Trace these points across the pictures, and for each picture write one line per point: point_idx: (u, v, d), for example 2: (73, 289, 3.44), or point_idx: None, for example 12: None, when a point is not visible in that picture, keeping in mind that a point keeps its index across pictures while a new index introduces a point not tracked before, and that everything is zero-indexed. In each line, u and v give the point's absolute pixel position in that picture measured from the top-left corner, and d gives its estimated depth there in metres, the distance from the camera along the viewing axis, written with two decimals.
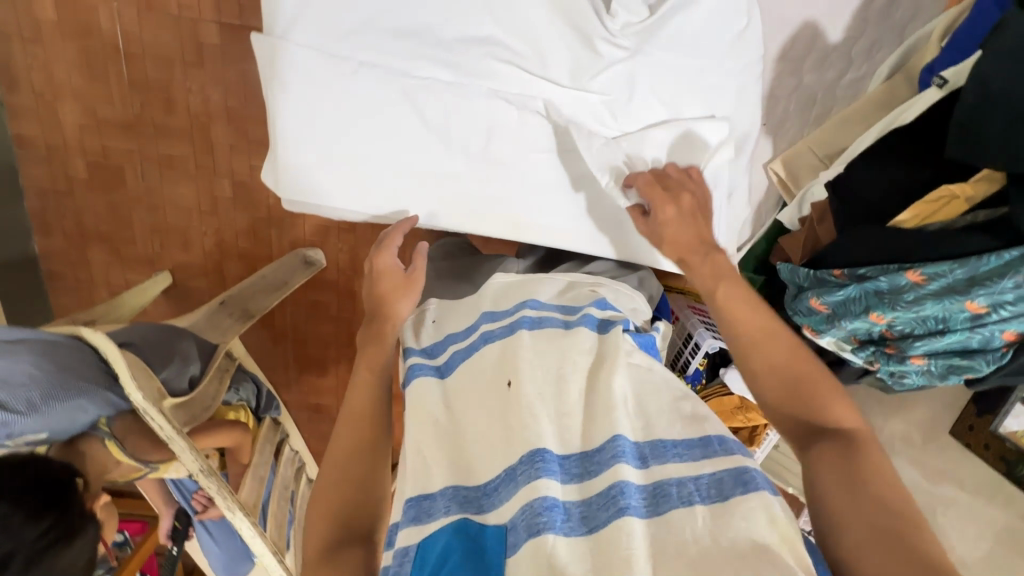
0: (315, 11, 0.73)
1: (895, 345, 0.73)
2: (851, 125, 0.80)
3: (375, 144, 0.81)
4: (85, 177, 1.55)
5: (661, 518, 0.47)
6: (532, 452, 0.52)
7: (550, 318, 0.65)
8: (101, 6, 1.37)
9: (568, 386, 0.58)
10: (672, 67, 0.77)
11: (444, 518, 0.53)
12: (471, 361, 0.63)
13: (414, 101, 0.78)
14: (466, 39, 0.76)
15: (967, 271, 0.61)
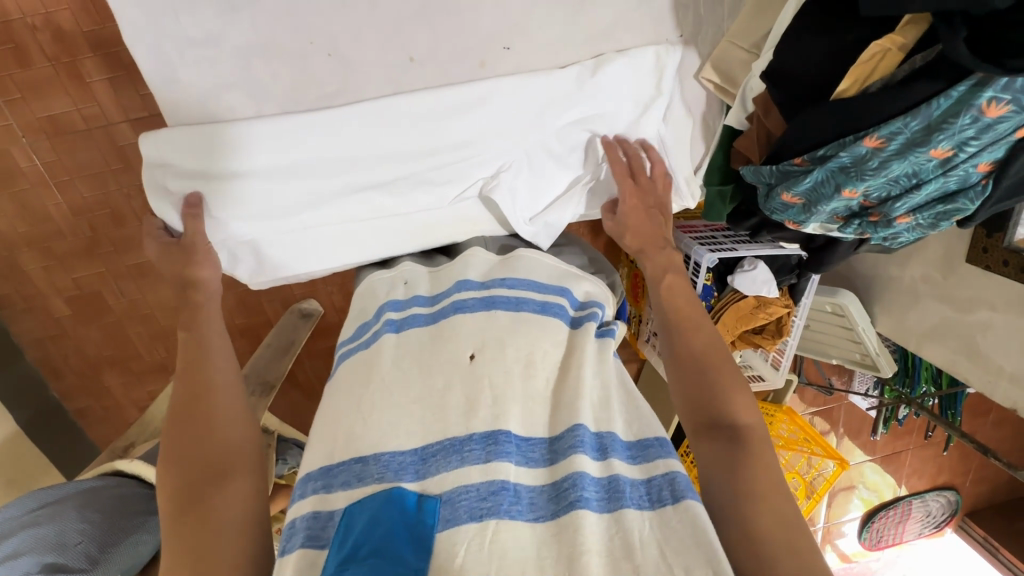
0: (185, 77, 0.70)
1: (877, 212, 0.71)
2: (768, 8, 0.76)
3: (306, 175, 0.78)
4: (70, 313, 1.55)
5: (617, 514, 0.56)
6: (495, 432, 0.60)
7: (527, 299, 0.73)
8: (13, 147, 1.29)
9: (534, 350, 0.68)
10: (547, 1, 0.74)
11: (377, 486, 0.58)
12: (437, 329, 0.72)
13: (320, 126, 0.75)
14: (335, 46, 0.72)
15: (921, 122, 0.58)
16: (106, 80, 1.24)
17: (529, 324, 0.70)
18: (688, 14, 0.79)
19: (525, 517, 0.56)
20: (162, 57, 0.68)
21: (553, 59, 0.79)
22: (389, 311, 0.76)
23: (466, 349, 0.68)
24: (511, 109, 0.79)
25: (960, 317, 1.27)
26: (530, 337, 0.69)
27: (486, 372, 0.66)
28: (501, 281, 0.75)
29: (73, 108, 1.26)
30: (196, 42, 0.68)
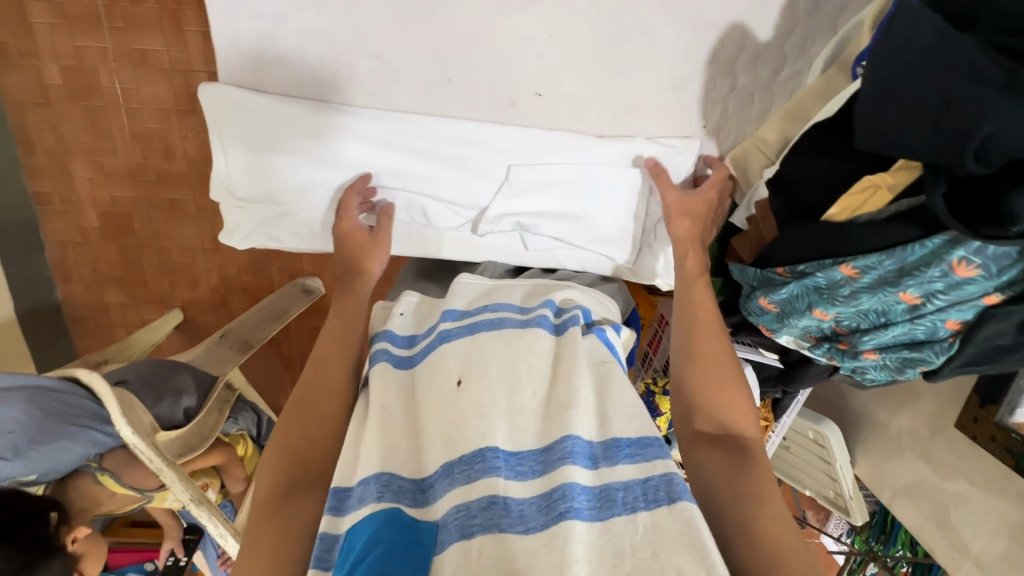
0: (247, 43, 0.77)
1: (847, 341, 0.71)
2: (790, 125, 0.78)
3: (327, 159, 0.83)
4: (98, 227, 1.65)
5: (609, 523, 0.52)
6: (483, 449, 0.56)
7: (509, 318, 0.69)
8: (100, 67, 1.42)
9: (517, 372, 0.63)
10: (584, 63, 0.79)
11: (377, 505, 0.56)
12: (426, 362, 0.67)
13: (356, 120, 0.81)
14: (389, 52, 0.78)
15: (895, 262, 0.59)
16: (199, 33, 1.37)
17: (508, 343, 0.65)
18: (715, 109, 0.83)
19: (517, 530, 0.51)
20: (233, 24, 0.76)
21: (576, 122, 0.84)
22: (385, 343, 0.72)
23: (453, 375, 0.63)
24: (527, 149, 0.84)
25: (937, 482, 1.22)
26: (513, 348, 0.65)
27: (474, 397, 0.61)
28: (484, 306, 0.72)
29: (163, 49, 1.38)
30: (263, 16, 0.75)
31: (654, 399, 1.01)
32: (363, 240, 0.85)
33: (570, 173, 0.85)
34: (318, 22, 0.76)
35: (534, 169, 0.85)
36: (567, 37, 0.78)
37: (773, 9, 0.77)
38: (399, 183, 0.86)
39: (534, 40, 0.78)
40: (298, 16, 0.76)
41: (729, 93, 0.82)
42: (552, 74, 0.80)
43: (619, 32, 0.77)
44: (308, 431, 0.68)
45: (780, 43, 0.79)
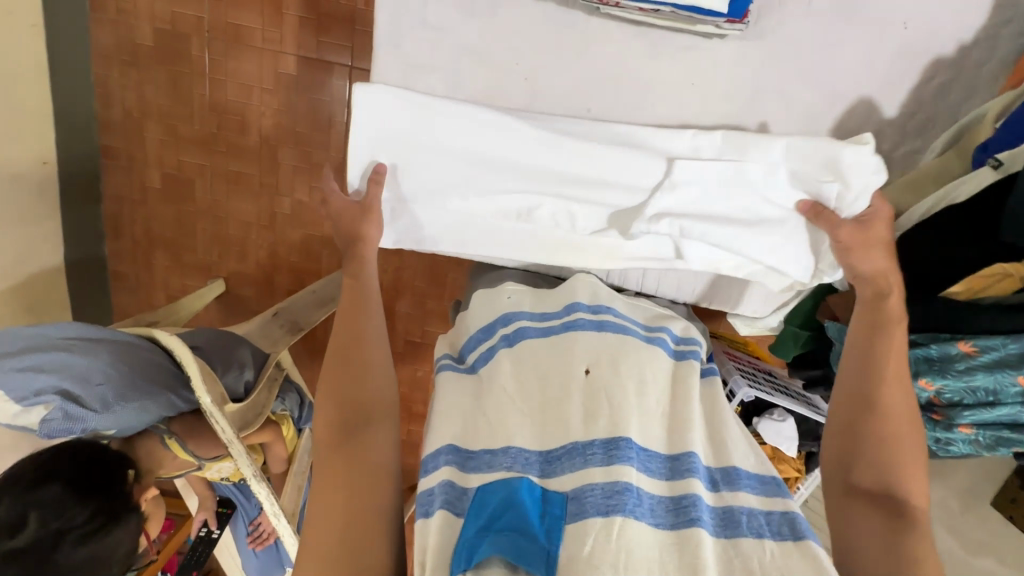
0: (408, 46, 0.80)
1: (941, 413, 0.74)
2: (904, 199, 0.84)
3: (479, 157, 0.83)
4: (159, 188, 1.65)
5: (735, 542, 0.54)
6: (618, 437, 0.57)
7: (631, 327, 0.71)
8: (193, 37, 1.47)
9: (644, 378, 0.65)
10: (719, 112, 0.83)
11: (507, 473, 0.57)
12: (549, 342, 0.69)
13: (513, 124, 0.80)
14: (543, 64, 0.81)
15: (1018, 347, 0.65)
16: (298, 18, 1.43)
17: (632, 349, 0.67)
18: None
19: (648, 521, 0.54)
20: (399, 27, 0.79)
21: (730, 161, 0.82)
22: (502, 327, 0.73)
23: (580, 363, 0.65)
24: (696, 178, 0.80)
25: (963, 555, 1.26)
26: (640, 358, 0.67)
27: (604, 386, 0.62)
28: (608, 308, 0.73)
29: (258, 28, 1.45)
30: (430, 25, 0.79)
31: None
32: (355, 210, 0.86)
33: (731, 207, 0.81)
34: (479, 37, 0.80)
35: (699, 199, 0.81)
36: (707, 85, 0.82)
37: (901, 90, 0.82)
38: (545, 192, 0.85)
39: (675, 85, 0.82)
40: (462, 30, 0.79)
41: None
42: (687, 117, 0.84)
43: (756, 88, 0.82)
44: (357, 373, 0.75)
45: (903, 121, 0.84)
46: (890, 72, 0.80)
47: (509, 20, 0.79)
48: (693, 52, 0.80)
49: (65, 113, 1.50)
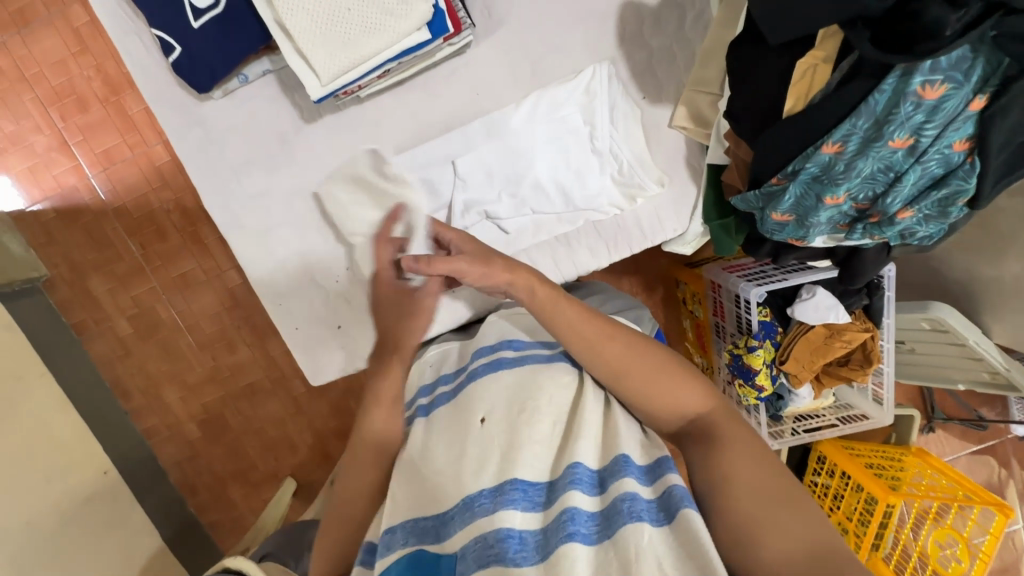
0: (252, 216, 0.90)
1: (876, 212, 0.69)
2: (716, 58, 0.82)
3: (344, 239, 0.92)
4: (200, 435, 1.65)
5: (614, 538, 0.52)
6: (503, 483, 0.59)
7: (533, 355, 0.72)
8: (157, 303, 1.56)
9: (539, 404, 0.65)
10: (511, 91, 0.87)
11: (401, 551, 0.60)
12: (456, 401, 0.71)
13: (339, 198, 0.88)
14: (355, 154, 0.89)
15: (868, 119, 0.59)
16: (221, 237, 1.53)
17: (526, 378, 0.68)
18: (646, 78, 0.88)
19: (532, 561, 0.54)
20: (236, 209, 0.89)
21: (516, 115, 0.85)
22: (420, 398, 0.77)
23: (477, 414, 0.66)
24: (498, 144, 0.86)
25: None
26: (537, 382, 0.67)
27: (497, 435, 0.63)
28: (506, 343, 0.75)
29: (198, 265, 1.54)
30: (253, 195, 0.89)
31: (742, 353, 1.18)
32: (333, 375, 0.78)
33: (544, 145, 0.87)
34: (296, 176, 0.89)
35: (513, 157, 0.87)
36: (486, 86, 0.87)
37: None
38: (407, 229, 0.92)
39: (465, 102, 0.87)
40: (283, 179, 0.89)
41: (650, 61, 0.87)
42: (485, 110, 0.88)
43: (532, 59, 0.86)
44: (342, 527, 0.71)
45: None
46: None
47: (312, 148, 0.89)
48: (460, 69, 0.86)
49: (105, 424, 1.54)
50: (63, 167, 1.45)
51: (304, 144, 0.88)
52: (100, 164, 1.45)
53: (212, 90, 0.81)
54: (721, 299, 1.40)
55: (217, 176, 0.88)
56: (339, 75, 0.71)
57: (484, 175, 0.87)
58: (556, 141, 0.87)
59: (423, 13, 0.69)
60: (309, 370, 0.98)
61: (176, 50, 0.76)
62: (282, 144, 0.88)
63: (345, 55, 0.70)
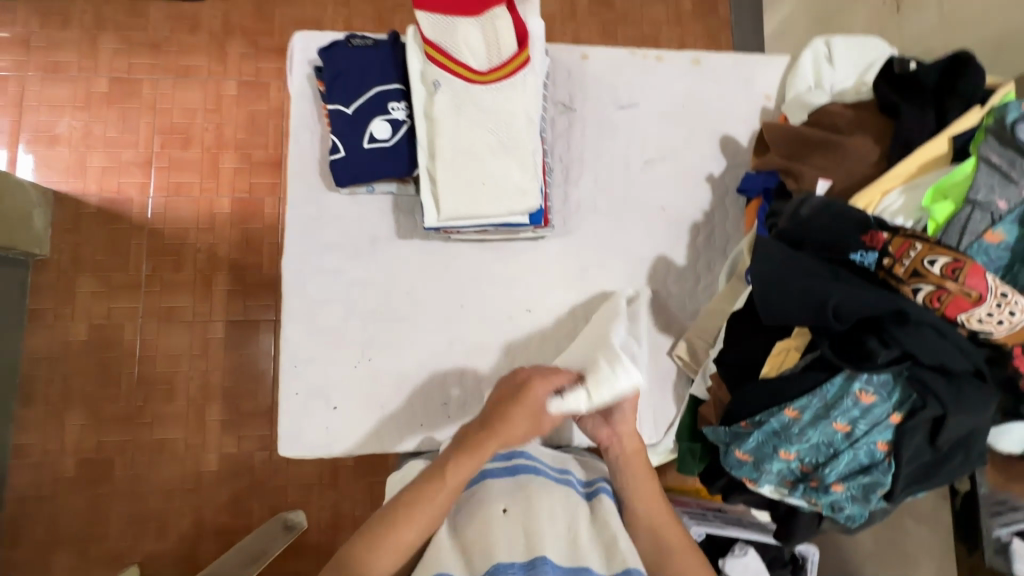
0: (320, 286, 1.04)
1: (816, 478, 0.85)
2: (715, 318, 1.06)
3: (381, 334, 1.04)
4: (71, 476, 1.63)
5: None
6: (535, 558, 0.76)
7: (543, 468, 0.92)
8: (127, 326, 1.72)
9: (552, 511, 0.84)
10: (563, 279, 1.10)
11: None
12: (476, 490, 0.88)
13: (404, 304, 1.06)
14: (428, 275, 1.07)
15: (821, 400, 0.79)
16: (227, 291, 1.76)
17: (541, 488, 0.87)
18: (660, 312, 1.12)
19: None
20: (309, 275, 1.04)
21: (562, 297, 1.09)
22: None
23: (501, 504, 0.85)
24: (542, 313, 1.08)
25: None
26: (549, 492, 0.87)
27: (518, 523, 0.82)
28: (520, 453, 0.93)
29: (190, 306, 1.74)
30: (325, 270, 1.04)
31: None
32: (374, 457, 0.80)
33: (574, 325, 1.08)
34: (369, 270, 1.06)
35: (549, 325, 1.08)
36: (542, 267, 1.10)
37: (679, 247, 1.14)
38: (440, 349, 1.05)
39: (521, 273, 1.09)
40: (358, 268, 1.05)
41: (666, 301, 1.12)
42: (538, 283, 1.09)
43: (584, 264, 1.11)
44: None
45: (692, 265, 1.13)
46: (665, 240, 1.14)
47: (392, 255, 1.06)
48: (529, 251, 1.10)
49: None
50: (133, 179, 1.79)
51: (391, 252, 1.07)
52: (165, 191, 1.79)
53: (344, 186, 1.01)
54: None
55: (311, 244, 1.04)
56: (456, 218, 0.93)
57: (524, 329, 1.07)
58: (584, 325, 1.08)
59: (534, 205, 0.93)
60: (282, 434, 1.00)
61: (340, 152, 0.99)
62: (371, 244, 1.06)
63: (468, 206, 0.92)
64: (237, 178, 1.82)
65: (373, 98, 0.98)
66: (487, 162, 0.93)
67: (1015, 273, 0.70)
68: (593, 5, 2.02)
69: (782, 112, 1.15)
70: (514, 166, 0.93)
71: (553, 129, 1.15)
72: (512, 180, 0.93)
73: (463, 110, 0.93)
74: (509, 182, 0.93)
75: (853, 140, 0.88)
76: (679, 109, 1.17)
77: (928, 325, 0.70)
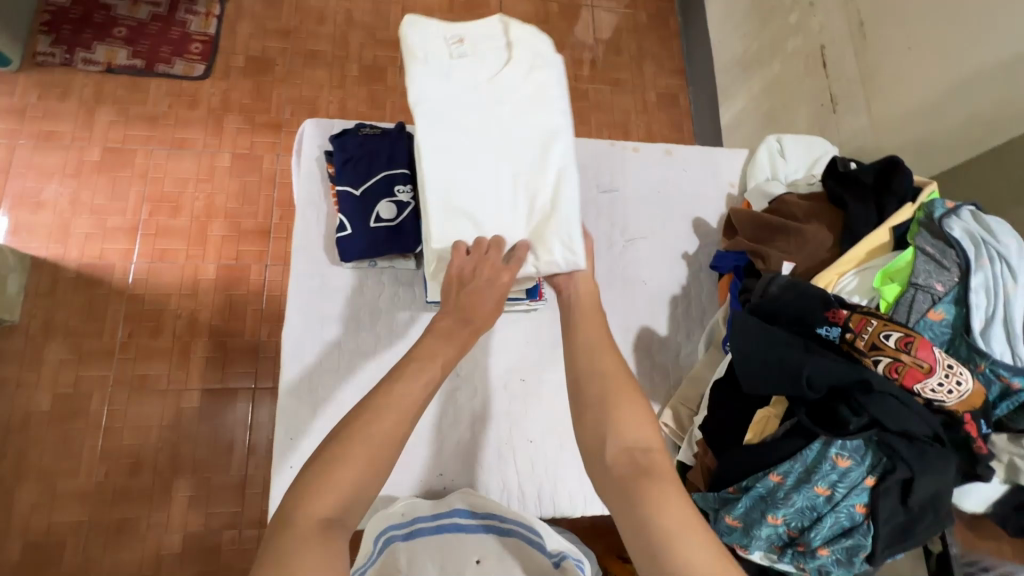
0: (318, 358, 1.06)
1: (803, 543, 0.88)
2: (696, 386, 1.13)
3: None
4: (13, 562, 1.49)
5: None
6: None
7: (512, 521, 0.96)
8: (95, 393, 1.65)
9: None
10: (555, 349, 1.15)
11: None
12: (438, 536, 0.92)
13: None
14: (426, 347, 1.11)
15: (802, 465, 0.85)
16: (205, 357, 1.73)
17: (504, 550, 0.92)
18: (647, 380, 1.18)
19: None
20: (309, 347, 1.06)
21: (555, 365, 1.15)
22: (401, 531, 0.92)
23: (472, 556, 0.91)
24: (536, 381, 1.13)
25: None
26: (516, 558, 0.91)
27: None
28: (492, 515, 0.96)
29: (165, 373, 1.70)
30: (326, 341, 1.07)
31: None
32: None
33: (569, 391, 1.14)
34: (369, 343, 1.08)
35: (544, 390, 1.13)
36: (535, 338, 1.16)
37: (660, 319, 1.22)
38: (434, 421, 1.07)
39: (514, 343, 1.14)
40: (358, 340, 1.08)
41: (651, 369, 1.19)
42: (532, 351, 1.15)
43: None
44: None
45: (673, 335, 1.21)
46: (648, 312, 1.22)
47: (392, 328, 1.10)
48: (523, 322, 1.16)
49: None
50: (116, 246, 1.79)
51: (390, 323, 1.10)
52: (150, 256, 1.79)
53: (349, 261, 1.07)
54: None
55: (315, 316, 1.08)
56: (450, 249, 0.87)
57: (518, 397, 1.11)
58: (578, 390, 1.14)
59: (529, 229, 0.89)
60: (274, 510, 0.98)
61: (347, 230, 1.05)
62: (371, 315, 1.10)
63: (460, 220, 0.88)
64: (224, 246, 1.84)
65: (381, 182, 1.07)
66: (475, 148, 0.91)
67: (958, 345, 0.79)
68: (567, 95, 2.24)
69: (745, 200, 1.29)
70: (504, 158, 0.91)
71: None
72: (500, 123, 0.92)
73: (453, 61, 0.94)
74: (499, 170, 0.91)
75: (810, 227, 1.01)
76: (655, 194, 1.30)
77: (888, 393, 0.78)
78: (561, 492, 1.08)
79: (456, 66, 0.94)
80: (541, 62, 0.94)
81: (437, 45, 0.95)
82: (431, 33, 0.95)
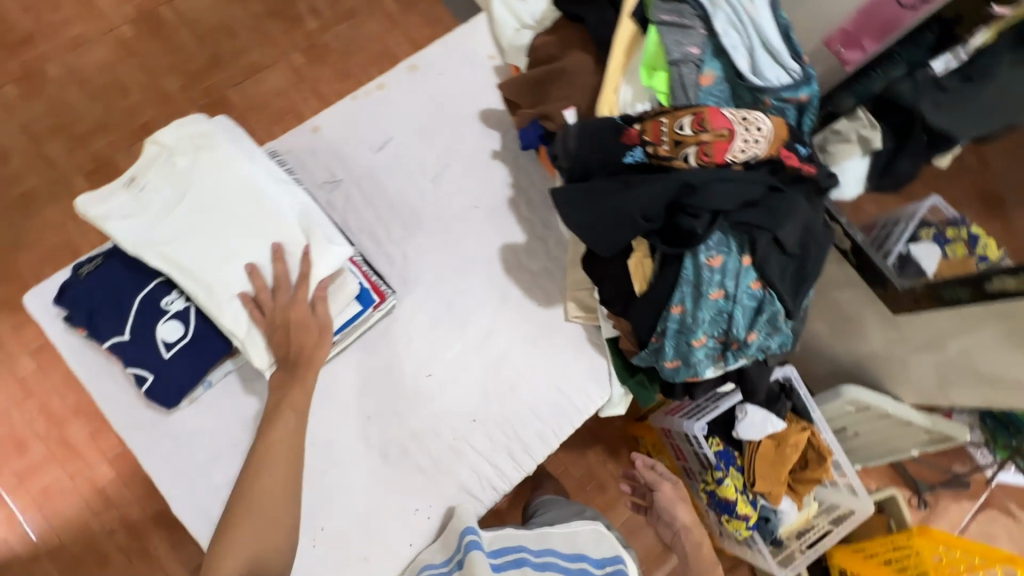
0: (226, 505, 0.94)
1: (734, 341, 0.89)
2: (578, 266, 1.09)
3: (316, 497, 0.97)
4: None
5: None
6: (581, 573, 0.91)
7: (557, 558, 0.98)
8: None
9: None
10: (437, 325, 1.08)
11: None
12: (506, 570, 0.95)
13: (316, 456, 0.99)
14: (322, 415, 1.01)
15: (690, 284, 0.83)
16: (170, 545, 1.57)
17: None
18: (536, 289, 1.12)
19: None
20: (208, 502, 0.94)
21: (448, 338, 1.07)
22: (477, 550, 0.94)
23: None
24: (440, 365, 1.06)
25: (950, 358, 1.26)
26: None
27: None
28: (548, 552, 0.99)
29: None
30: (222, 484, 0.95)
31: (718, 495, 1.38)
32: None
33: (476, 349, 1.08)
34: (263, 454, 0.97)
35: (454, 367, 1.06)
36: (413, 330, 1.07)
37: (512, 228, 1.14)
38: (377, 471, 1.00)
39: (398, 348, 1.06)
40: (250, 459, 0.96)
41: (535, 277, 1.13)
42: (419, 342, 1.07)
43: (448, 299, 1.09)
44: None
45: (533, 233, 1.15)
46: (498, 230, 1.14)
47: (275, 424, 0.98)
48: (392, 325, 1.07)
49: None
50: None
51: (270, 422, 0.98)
52: (34, 505, 1.56)
53: (178, 403, 0.92)
54: (678, 444, 1.52)
55: (192, 472, 0.94)
56: (254, 329, 0.90)
57: (436, 391, 1.05)
58: (483, 344, 1.08)
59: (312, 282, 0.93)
60: None
61: (149, 377, 0.89)
62: (247, 429, 0.97)
63: (252, 315, 0.90)
64: (98, 440, 1.61)
65: (142, 307, 0.90)
66: (224, 252, 0.91)
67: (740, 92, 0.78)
68: (313, 59, 1.94)
69: (512, 63, 1.17)
70: (254, 242, 0.93)
71: (336, 210, 1.11)
72: (225, 212, 0.93)
73: (147, 203, 0.93)
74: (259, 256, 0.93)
75: (569, 61, 0.92)
76: (428, 116, 1.17)
77: (712, 178, 0.75)
78: (531, 439, 1.05)
79: (146, 200, 0.93)
80: (206, 145, 0.95)
81: (121, 201, 0.93)
82: (104, 195, 0.93)
